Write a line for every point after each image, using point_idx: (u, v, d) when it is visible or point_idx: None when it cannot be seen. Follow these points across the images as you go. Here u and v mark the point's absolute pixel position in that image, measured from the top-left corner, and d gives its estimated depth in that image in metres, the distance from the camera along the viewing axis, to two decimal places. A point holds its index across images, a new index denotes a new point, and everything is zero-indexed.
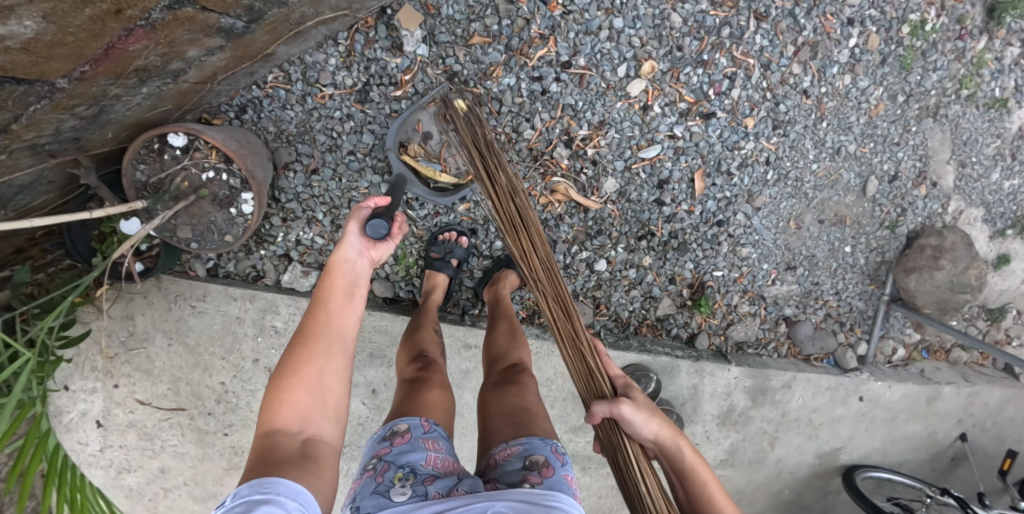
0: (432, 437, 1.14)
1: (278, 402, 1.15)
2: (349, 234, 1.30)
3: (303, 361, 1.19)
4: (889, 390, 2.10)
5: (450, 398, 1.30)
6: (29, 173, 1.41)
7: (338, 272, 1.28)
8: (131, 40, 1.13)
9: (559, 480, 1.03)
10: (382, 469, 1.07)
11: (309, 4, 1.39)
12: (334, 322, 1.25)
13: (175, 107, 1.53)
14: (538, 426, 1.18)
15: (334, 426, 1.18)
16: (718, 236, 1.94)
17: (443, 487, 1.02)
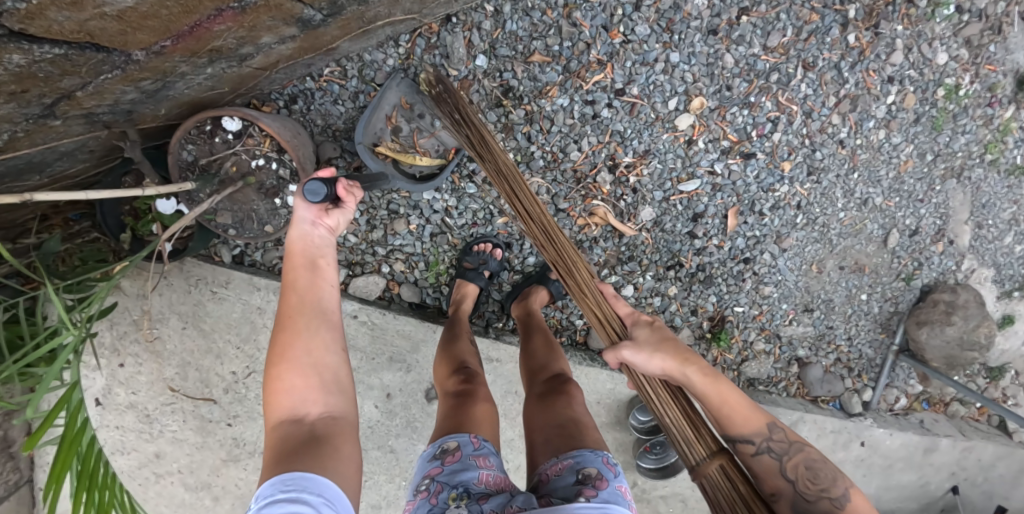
0: (483, 453, 1.08)
1: (274, 393, 1.10)
2: (295, 210, 1.22)
3: (288, 344, 1.13)
4: (890, 438, 2.15)
5: (495, 411, 1.24)
6: (74, 141, 1.37)
7: (294, 254, 1.21)
8: (218, 20, 1.12)
9: (614, 492, 1.00)
10: (436, 491, 1.01)
11: (385, 5, 1.39)
12: (307, 299, 1.17)
13: (231, 91, 1.51)
14: (588, 435, 1.15)
15: (340, 398, 1.12)
16: (744, 273, 1.98)
17: (497, 503, 0.97)
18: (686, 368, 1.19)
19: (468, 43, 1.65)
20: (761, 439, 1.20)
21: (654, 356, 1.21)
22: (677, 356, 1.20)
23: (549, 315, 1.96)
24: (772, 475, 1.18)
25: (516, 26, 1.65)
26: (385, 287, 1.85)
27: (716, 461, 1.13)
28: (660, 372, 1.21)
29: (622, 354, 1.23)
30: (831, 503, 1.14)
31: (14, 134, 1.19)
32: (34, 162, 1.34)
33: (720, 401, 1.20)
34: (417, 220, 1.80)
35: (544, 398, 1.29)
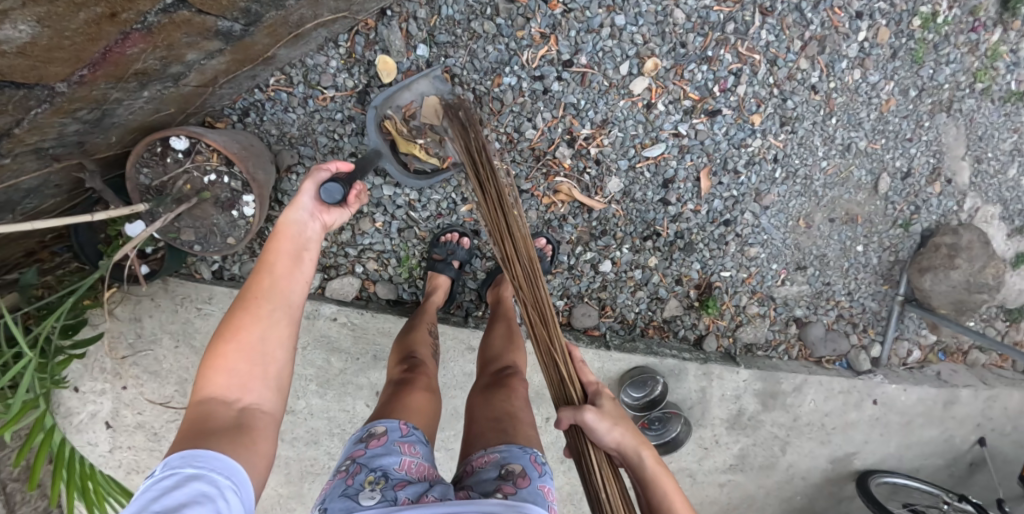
0: (410, 441, 1.18)
1: (213, 369, 1.08)
2: (299, 195, 1.27)
3: (242, 323, 1.12)
4: (904, 394, 2.06)
5: (434, 401, 1.34)
6: (34, 178, 1.42)
7: (283, 237, 1.23)
8: (129, 43, 1.15)
9: (535, 491, 1.11)
10: (355, 471, 1.10)
11: (306, 6, 1.39)
12: (275, 287, 1.18)
13: (178, 110, 1.54)
14: (520, 434, 1.26)
15: (274, 395, 1.11)
16: (726, 236, 1.91)
17: (414, 491, 1.06)
18: (642, 450, 1.13)
19: (406, 34, 1.64)
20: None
21: (614, 427, 1.14)
22: (637, 436, 1.14)
23: None
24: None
25: (452, 11, 1.62)
26: (360, 287, 1.86)
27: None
28: (613, 445, 1.14)
29: (583, 417, 1.15)
30: None
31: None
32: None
33: (665, 494, 1.11)
34: (383, 218, 1.80)
35: (487, 390, 1.41)
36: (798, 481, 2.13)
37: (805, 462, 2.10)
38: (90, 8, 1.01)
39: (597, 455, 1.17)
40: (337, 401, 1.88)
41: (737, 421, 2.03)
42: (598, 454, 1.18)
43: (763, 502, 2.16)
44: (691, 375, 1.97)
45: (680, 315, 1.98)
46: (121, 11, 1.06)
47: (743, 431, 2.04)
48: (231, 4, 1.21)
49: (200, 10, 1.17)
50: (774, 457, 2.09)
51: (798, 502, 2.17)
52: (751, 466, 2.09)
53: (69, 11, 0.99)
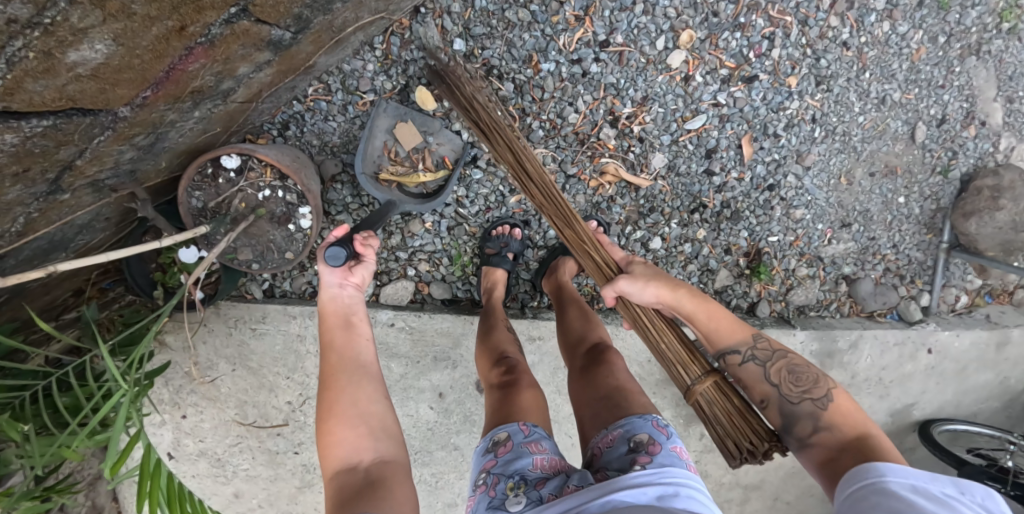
0: (534, 440, 1.16)
1: (325, 450, 1.13)
2: (321, 275, 1.30)
3: (334, 401, 1.17)
4: (957, 339, 2.08)
5: (541, 398, 1.32)
6: (88, 212, 1.40)
7: (329, 314, 1.30)
8: (191, 59, 1.13)
9: (669, 454, 1.08)
10: (493, 482, 1.09)
11: (350, 9, 1.37)
12: (347, 355, 1.24)
13: (224, 129, 1.52)
14: (635, 403, 1.25)
15: (389, 444, 1.15)
16: (771, 201, 1.92)
17: (555, 486, 1.04)
18: (680, 290, 1.32)
19: (442, 30, 1.62)
20: (800, 395, 1.21)
21: (649, 285, 1.35)
22: (668, 285, 1.33)
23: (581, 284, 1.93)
24: (817, 429, 1.18)
25: (485, 2, 1.61)
26: (414, 289, 1.85)
27: (772, 445, 1.25)
28: (654, 299, 1.35)
29: (620, 286, 1.37)
30: (815, 403, 1.19)
31: (30, 215, 1.22)
32: (55, 240, 1.37)
33: (760, 373, 1.26)
34: (431, 218, 1.79)
35: (585, 372, 1.39)
36: None
37: (866, 417, 2.12)
38: (162, 23, 0.99)
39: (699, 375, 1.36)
40: (401, 407, 1.87)
41: None
42: (696, 369, 1.37)
43: None
44: None
45: (731, 285, 1.99)
46: (188, 25, 1.04)
47: None
48: (286, 10, 1.19)
49: (258, 19, 1.15)
50: None
51: None
52: None
53: (143, 27, 0.97)
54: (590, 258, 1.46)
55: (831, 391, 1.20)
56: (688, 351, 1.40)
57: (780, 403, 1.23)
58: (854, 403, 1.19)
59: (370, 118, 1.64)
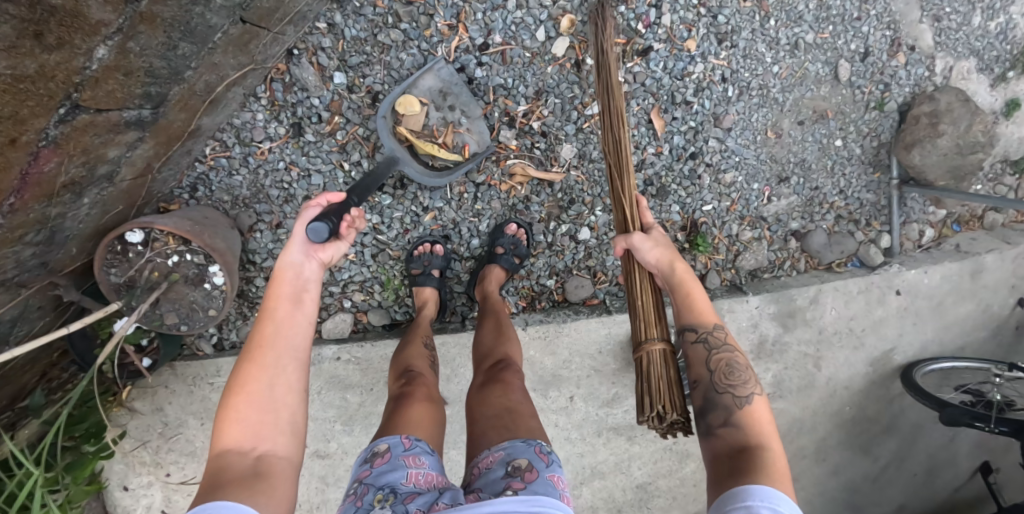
0: (413, 454, 1.22)
1: (225, 423, 1.11)
2: (294, 235, 1.29)
3: (250, 374, 1.15)
4: (926, 276, 1.99)
5: (432, 412, 1.40)
6: (16, 306, 1.44)
7: (284, 279, 1.26)
8: (43, 160, 1.17)
9: (542, 480, 1.14)
10: (363, 492, 1.15)
11: (207, 72, 1.40)
12: (282, 332, 1.20)
13: (126, 206, 1.56)
14: (520, 427, 1.31)
15: (290, 440, 1.13)
16: (696, 170, 1.86)
17: (423, 501, 1.10)
18: (675, 264, 1.36)
19: (318, 67, 1.63)
20: (705, 330, 1.30)
21: (657, 248, 1.39)
22: (672, 256, 1.38)
23: (518, 287, 1.89)
24: (732, 429, 1.18)
25: (355, 31, 1.61)
26: (354, 320, 1.87)
27: (660, 344, 1.38)
28: (654, 264, 1.40)
29: (632, 240, 1.41)
30: (734, 399, 1.21)
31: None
32: None
33: (710, 347, 1.28)
34: (354, 248, 1.81)
35: (484, 388, 1.46)
36: (843, 393, 2.06)
37: (845, 371, 2.03)
38: None
39: (657, 347, 1.39)
40: (366, 434, 1.87)
41: (762, 350, 1.98)
42: (654, 333, 1.42)
43: (813, 424, 2.08)
44: None
45: None
46: (21, 134, 1.07)
47: (771, 358, 1.98)
48: (126, 93, 1.22)
49: (98, 109, 1.19)
50: (811, 375, 2.02)
51: (848, 413, 2.09)
52: (790, 390, 2.03)
53: None
54: (620, 209, 1.50)
55: (765, 405, 1.21)
56: (657, 313, 1.43)
57: (689, 333, 1.31)
58: (710, 304, 1.33)
59: (414, 75, 1.63)
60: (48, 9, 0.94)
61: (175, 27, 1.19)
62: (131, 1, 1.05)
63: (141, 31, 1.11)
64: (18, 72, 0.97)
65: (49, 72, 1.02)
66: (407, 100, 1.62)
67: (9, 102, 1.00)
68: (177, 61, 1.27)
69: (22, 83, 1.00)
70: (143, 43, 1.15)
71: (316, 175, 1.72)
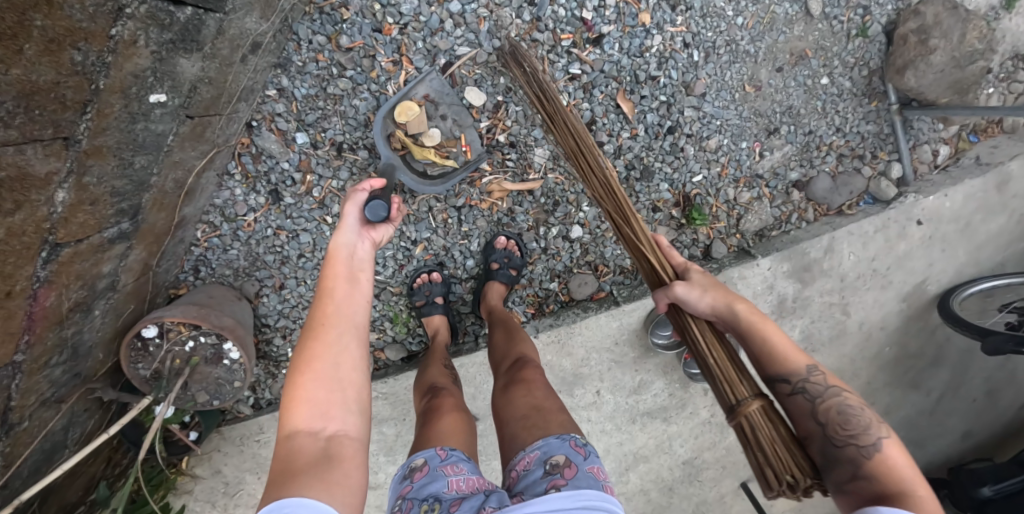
0: (451, 462, 1.21)
1: (294, 404, 1.01)
2: (344, 216, 1.21)
3: (314, 352, 1.05)
4: (948, 199, 1.87)
5: (462, 420, 1.38)
6: (62, 416, 1.56)
7: (338, 259, 1.16)
8: (43, 297, 1.25)
9: (582, 475, 1.14)
10: (407, 507, 1.14)
11: (173, 169, 1.45)
12: (342, 311, 1.11)
13: (138, 303, 1.64)
14: (552, 421, 1.30)
15: (358, 420, 1.03)
16: (677, 144, 1.79)
17: (470, 506, 1.09)
18: (737, 305, 1.13)
19: (279, 132, 1.66)
20: (798, 379, 1.09)
21: (707, 293, 1.16)
22: (727, 295, 1.15)
23: (523, 296, 1.89)
24: (805, 419, 1.07)
25: (304, 89, 1.63)
26: (374, 359, 1.90)
27: (757, 400, 1.07)
28: (710, 311, 1.16)
29: (675, 292, 1.18)
30: (859, 449, 1.02)
31: (2, 455, 1.39)
32: (47, 449, 1.55)
33: (768, 340, 1.11)
34: None
35: (507, 387, 1.45)
36: (878, 334, 2.00)
37: (876, 312, 1.96)
38: None
39: (699, 325, 1.19)
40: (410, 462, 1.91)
41: (784, 308, 1.92)
42: (744, 390, 1.11)
43: (854, 371, 2.03)
44: None
45: (675, 239, 1.89)
46: (13, 285, 1.15)
47: (795, 314, 1.93)
48: (100, 218, 1.29)
49: (77, 240, 1.26)
50: (841, 323, 1.96)
51: (889, 353, 2.03)
52: (822, 341, 1.97)
53: None
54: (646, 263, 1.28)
55: (828, 379, 1.09)
56: (738, 368, 1.14)
57: (781, 386, 1.10)
58: (791, 343, 1.11)
59: (411, 82, 1.64)
60: None
61: (124, 148, 1.24)
62: (71, 144, 1.11)
63: (92, 164, 1.17)
64: None
65: (17, 230, 1.08)
66: (406, 105, 1.63)
67: None
68: (139, 174, 1.34)
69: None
70: (98, 173, 1.20)
71: (304, 233, 1.76)
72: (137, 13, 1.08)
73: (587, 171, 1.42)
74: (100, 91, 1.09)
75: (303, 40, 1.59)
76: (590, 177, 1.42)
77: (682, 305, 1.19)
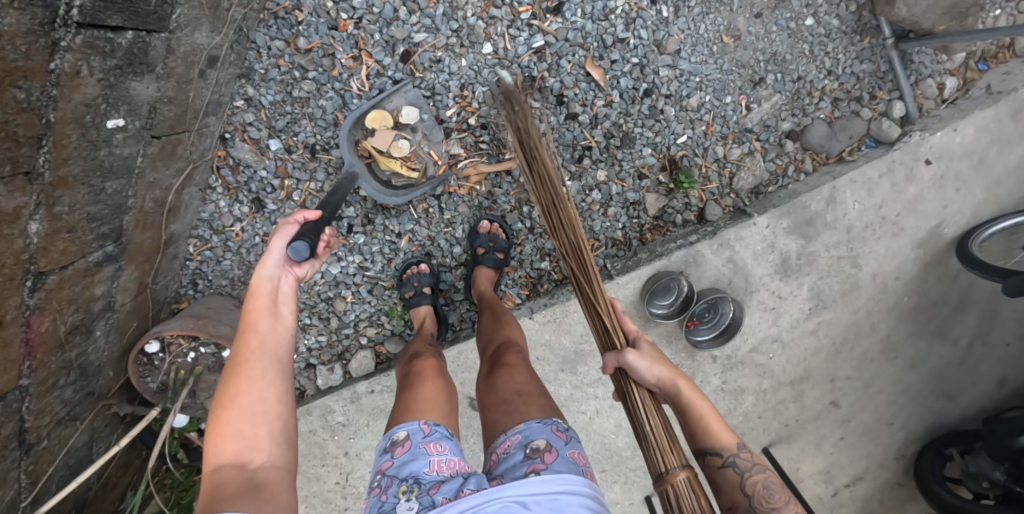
0: (434, 439, 1.21)
1: (219, 439, 1.12)
2: (269, 251, 1.29)
3: (240, 388, 1.16)
4: (958, 135, 1.76)
5: (443, 389, 1.41)
6: (83, 433, 1.66)
7: (260, 293, 1.27)
8: (36, 324, 1.31)
9: (562, 460, 1.15)
10: (386, 485, 1.15)
11: (150, 189, 1.49)
12: (264, 344, 1.23)
13: (140, 320, 1.72)
14: (533, 408, 1.31)
15: (283, 451, 1.15)
16: (656, 107, 1.73)
17: (450, 489, 1.10)
18: (680, 382, 1.16)
19: (252, 141, 1.69)
20: (729, 454, 1.12)
21: (655, 363, 1.19)
22: (672, 369, 1.18)
23: (515, 278, 1.86)
24: (732, 491, 1.11)
25: (271, 96, 1.65)
26: (375, 354, 1.93)
27: (684, 472, 1.10)
28: (655, 382, 1.18)
29: (623, 359, 1.20)
30: None
31: (26, 473, 1.49)
32: (73, 465, 1.66)
33: (700, 414, 1.14)
34: (350, 291, 1.86)
35: (494, 369, 1.47)
36: (895, 285, 1.91)
37: (888, 262, 1.87)
38: None
39: (638, 390, 1.22)
40: None
41: (788, 266, 1.84)
42: (673, 459, 1.14)
43: (871, 325, 1.96)
44: (710, 254, 1.80)
45: (666, 205, 1.83)
46: (3, 315, 1.21)
47: (801, 272, 1.85)
48: (81, 244, 1.34)
49: (61, 266, 1.31)
50: (852, 276, 1.88)
51: (908, 302, 1.95)
52: (832, 296, 1.89)
53: None
54: (600, 323, 1.31)
55: (756, 460, 1.13)
56: (670, 436, 1.17)
57: (713, 459, 1.13)
58: (723, 421, 1.14)
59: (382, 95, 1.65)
60: None
61: (92, 175, 1.28)
62: (34, 178, 1.14)
63: (60, 195, 1.21)
64: None
65: None
66: (378, 114, 1.66)
67: None
68: (114, 198, 1.38)
69: None
70: (69, 203, 1.25)
71: None
72: (73, 45, 1.10)
73: (558, 228, 1.39)
74: (52, 124, 1.12)
75: (262, 48, 1.62)
76: (562, 234, 1.39)
77: (628, 371, 1.21)
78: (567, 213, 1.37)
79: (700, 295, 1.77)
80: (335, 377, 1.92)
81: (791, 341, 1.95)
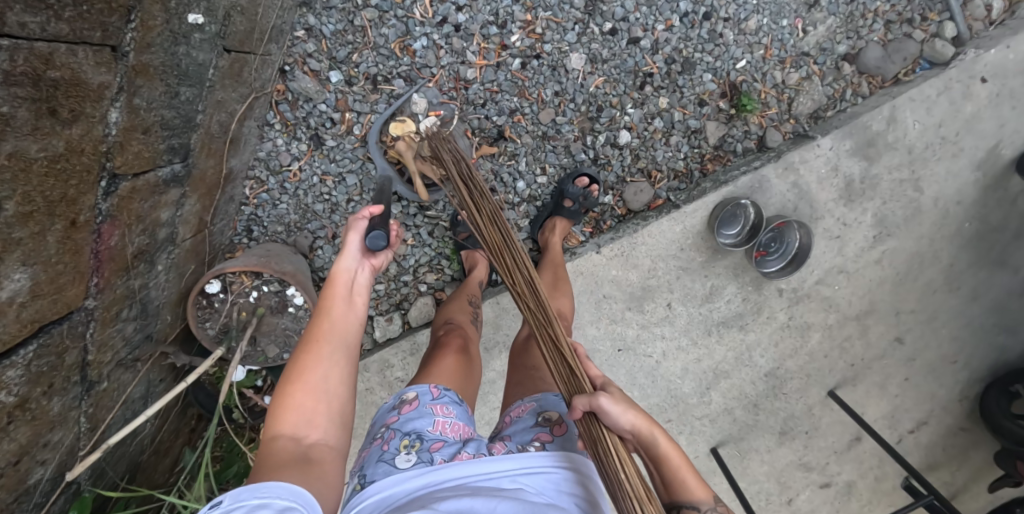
0: (441, 402, 1.21)
1: (282, 410, 1.08)
2: (347, 243, 1.25)
3: (307, 366, 1.12)
4: (1010, 52, 1.79)
5: (464, 361, 1.40)
6: (139, 382, 1.57)
7: (337, 282, 1.21)
8: (106, 235, 1.23)
9: (569, 435, 1.15)
10: (389, 436, 1.14)
11: (217, 110, 1.45)
12: (338, 329, 1.18)
13: (197, 264, 1.65)
14: (557, 382, 1.33)
15: (339, 431, 1.11)
16: (715, 30, 1.75)
17: (450, 452, 1.09)
18: (657, 433, 1.04)
19: (313, 73, 1.68)
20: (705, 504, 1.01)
21: (631, 410, 1.04)
22: (647, 417, 1.05)
23: None
24: None
25: (332, 25, 1.64)
26: (436, 300, 1.86)
27: None
28: (631, 429, 1.04)
29: (598, 404, 1.04)
30: None
31: (87, 415, 1.38)
32: (128, 417, 1.55)
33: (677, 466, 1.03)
34: (410, 233, 1.81)
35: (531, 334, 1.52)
36: (956, 210, 1.89)
37: (950, 185, 1.86)
38: (53, 228, 1.08)
39: (610, 437, 1.06)
40: (485, 404, 1.85)
41: (852, 191, 1.83)
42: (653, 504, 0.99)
43: (934, 253, 1.93)
44: (774, 178, 1.80)
45: (727, 133, 1.82)
46: (77, 215, 1.13)
47: (864, 197, 1.84)
48: (153, 151, 1.28)
49: (134, 174, 1.25)
50: (915, 201, 1.87)
51: (970, 229, 1.92)
52: (896, 223, 1.88)
53: (42, 241, 1.06)
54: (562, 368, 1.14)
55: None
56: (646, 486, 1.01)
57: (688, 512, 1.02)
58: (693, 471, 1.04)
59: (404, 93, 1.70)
60: (51, 83, 0.97)
61: (169, 73, 1.23)
62: (120, 57, 1.09)
63: (140, 84, 1.16)
64: (49, 153, 1.01)
65: (77, 147, 1.07)
66: (400, 122, 1.70)
67: (54, 186, 1.05)
68: (185, 108, 1.33)
69: (58, 163, 1.04)
70: (147, 96, 1.19)
71: (350, 177, 1.75)
72: None
73: (511, 268, 1.27)
74: None
75: None
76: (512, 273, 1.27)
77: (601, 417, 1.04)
78: (519, 255, 1.28)
79: (767, 221, 1.75)
80: (394, 329, 1.85)
81: (857, 271, 1.92)
